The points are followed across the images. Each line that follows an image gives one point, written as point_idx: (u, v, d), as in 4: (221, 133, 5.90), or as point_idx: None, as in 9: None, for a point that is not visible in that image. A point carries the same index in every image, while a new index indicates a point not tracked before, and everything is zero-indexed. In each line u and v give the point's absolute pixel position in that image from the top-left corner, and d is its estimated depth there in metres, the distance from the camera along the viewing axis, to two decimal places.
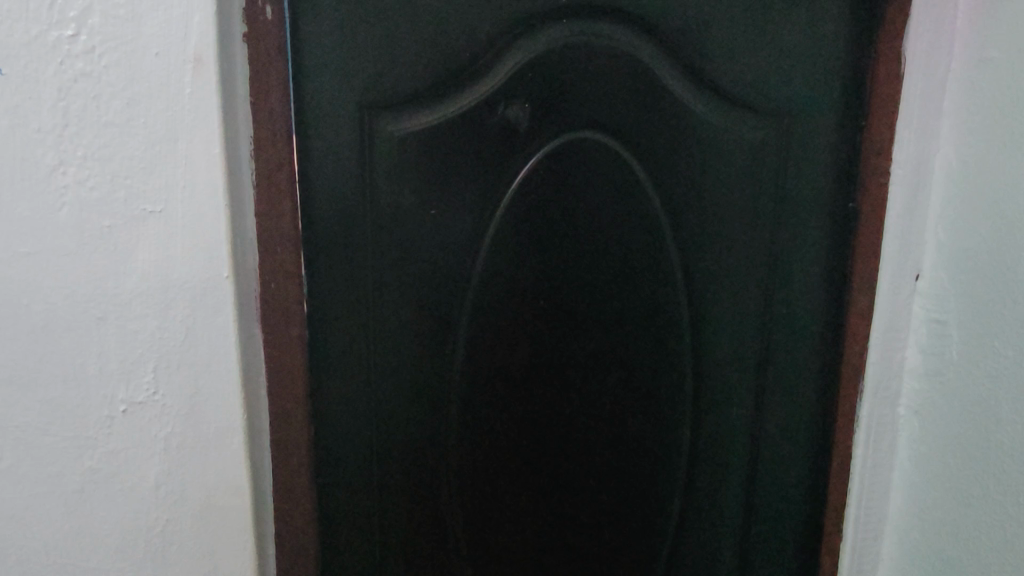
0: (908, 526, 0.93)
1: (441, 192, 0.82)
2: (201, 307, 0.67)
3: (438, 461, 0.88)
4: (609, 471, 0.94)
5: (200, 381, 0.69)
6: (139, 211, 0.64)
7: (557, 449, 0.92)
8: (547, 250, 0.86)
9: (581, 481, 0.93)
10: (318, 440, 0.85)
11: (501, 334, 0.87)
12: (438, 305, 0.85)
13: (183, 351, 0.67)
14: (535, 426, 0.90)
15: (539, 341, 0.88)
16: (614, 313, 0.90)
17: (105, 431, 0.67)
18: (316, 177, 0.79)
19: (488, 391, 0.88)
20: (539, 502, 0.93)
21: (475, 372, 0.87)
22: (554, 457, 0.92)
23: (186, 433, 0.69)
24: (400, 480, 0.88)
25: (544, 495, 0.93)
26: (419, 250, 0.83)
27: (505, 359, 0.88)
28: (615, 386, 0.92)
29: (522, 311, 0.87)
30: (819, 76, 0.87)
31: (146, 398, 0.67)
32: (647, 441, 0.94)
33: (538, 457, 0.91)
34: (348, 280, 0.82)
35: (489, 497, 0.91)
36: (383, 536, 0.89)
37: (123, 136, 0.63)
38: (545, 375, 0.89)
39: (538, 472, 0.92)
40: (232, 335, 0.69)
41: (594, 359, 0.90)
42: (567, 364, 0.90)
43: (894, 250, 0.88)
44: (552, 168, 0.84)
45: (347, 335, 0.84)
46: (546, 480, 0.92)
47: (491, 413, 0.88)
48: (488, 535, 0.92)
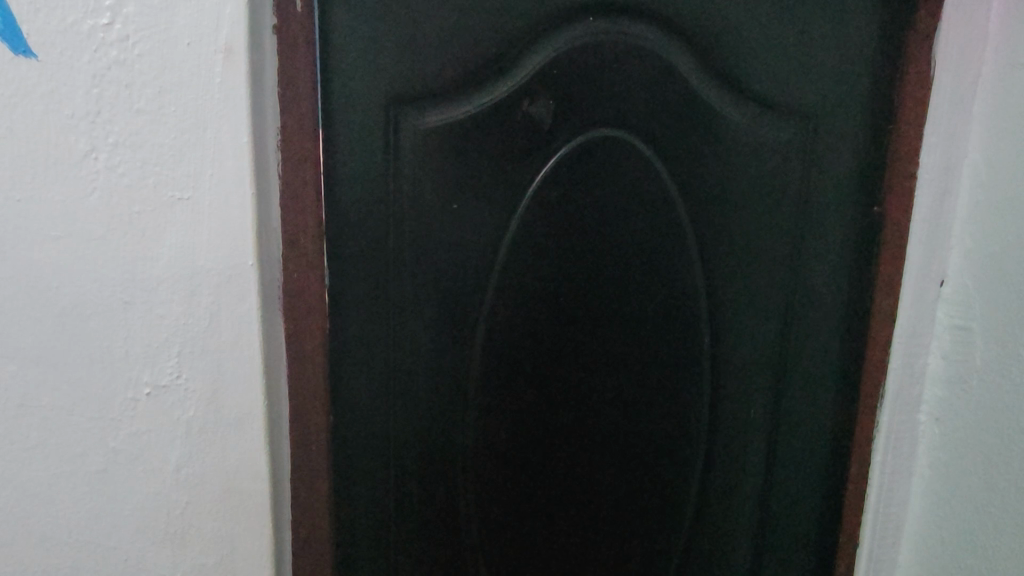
0: (926, 533, 0.92)
1: (465, 187, 0.82)
2: (227, 294, 0.68)
3: (454, 452, 0.89)
4: (624, 472, 0.94)
5: (223, 367, 0.70)
6: (167, 197, 0.65)
7: (573, 447, 0.92)
8: (567, 247, 0.86)
9: (596, 477, 0.94)
10: (337, 429, 0.86)
11: (519, 329, 0.87)
12: (457, 298, 0.85)
13: (207, 337, 0.69)
14: (551, 423, 0.91)
15: (556, 338, 0.88)
16: (630, 313, 0.90)
17: (130, 413, 0.68)
18: (341, 168, 0.80)
19: (505, 385, 0.88)
20: (555, 499, 0.93)
21: (493, 365, 0.87)
22: (569, 455, 0.92)
23: (207, 417, 0.70)
24: (416, 469, 0.89)
25: (559, 492, 0.93)
26: (440, 242, 0.83)
27: (523, 353, 0.88)
28: (631, 387, 0.92)
29: (542, 305, 0.87)
30: (847, 78, 0.86)
31: (170, 382, 0.69)
32: (663, 441, 0.94)
33: (553, 454, 0.92)
34: (370, 271, 0.83)
35: (504, 493, 0.91)
36: (398, 524, 0.90)
37: (154, 124, 0.64)
38: (562, 371, 0.89)
39: (554, 469, 0.92)
40: (257, 322, 0.70)
41: (610, 358, 0.90)
42: (583, 363, 0.90)
43: (919, 255, 0.87)
44: (574, 166, 0.85)
45: (367, 325, 0.84)
46: (560, 478, 0.93)
47: (508, 406, 0.89)
48: (503, 528, 0.92)
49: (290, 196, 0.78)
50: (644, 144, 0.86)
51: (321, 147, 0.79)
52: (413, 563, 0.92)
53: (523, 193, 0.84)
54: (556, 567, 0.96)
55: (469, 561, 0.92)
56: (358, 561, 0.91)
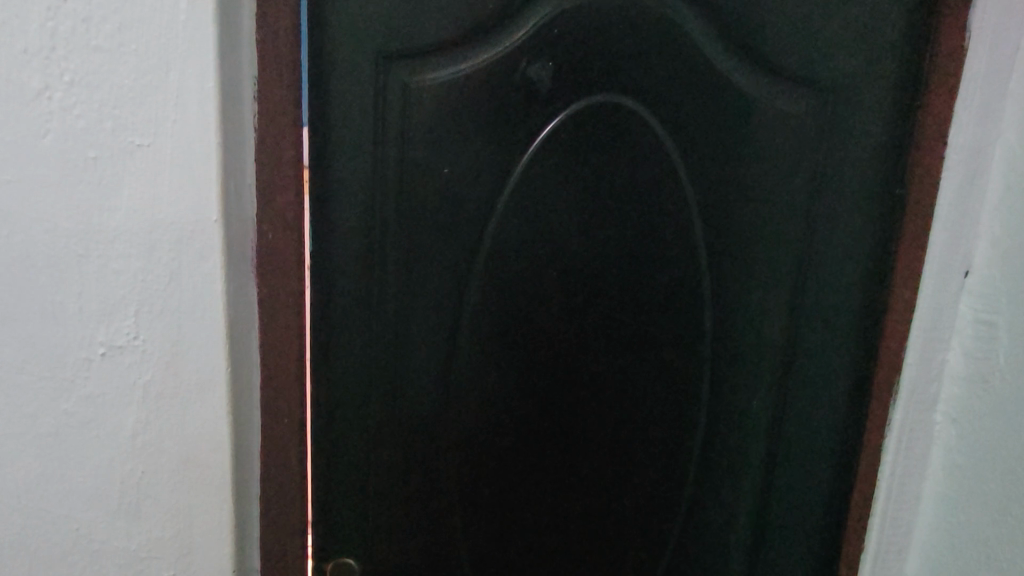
0: (937, 542, 0.86)
1: (456, 150, 0.77)
2: (188, 251, 0.64)
3: (437, 431, 0.84)
4: (615, 461, 0.89)
5: (183, 330, 0.65)
6: (126, 143, 0.61)
7: (563, 432, 0.87)
8: (563, 219, 0.81)
9: (587, 463, 0.89)
10: (316, 402, 0.82)
11: (509, 305, 0.82)
12: (443, 270, 0.80)
13: (167, 296, 0.64)
14: (540, 407, 0.86)
15: (547, 316, 0.83)
16: (627, 294, 0.84)
17: (83, 374, 0.64)
18: (326, 125, 0.75)
19: (492, 363, 0.83)
20: (541, 486, 0.88)
21: (480, 342, 0.83)
22: (558, 440, 0.87)
23: (165, 382, 0.66)
24: (396, 447, 0.84)
25: (546, 479, 0.88)
26: (428, 208, 0.78)
27: (512, 330, 0.83)
28: (625, 372, 0.87)
29: (535, 281, 0.82)
30: (873, 48, 0.80)
31: (126, 342, 0.64)
32: (657, 431, 0.89)
33: (540, 439, 0.87)
34: (355, 236, 0.78)
35: (488, 475, 0.86)
36: (376, 502, 0.86)
37: (113, 63, 0.59)
38: (553, 351, 0.84)
39: (541, 454, 0.87)
40: (220, 283, 0.65)
41: (604, 340, 0.85)
42: (576, 344, 0.85)
43: (943, 241, 0.80)
44: (573, 133, 0.79)
45: (349, 295, 0.80)
46: (548, 465, 0.88)
47: (494, 386, 0.84)
48: (485, 511, 0.88)
49: (269, 151, 0.72)
50: (650, 113, 0.80)
51: (307, 105, 0.75)
52: (390, 544, 0.87)
53: (518, 160, 0.79)
54: (542, 555, 0.91)
55: (449, 545, 0.88)
56: (334, 540, 0.87)
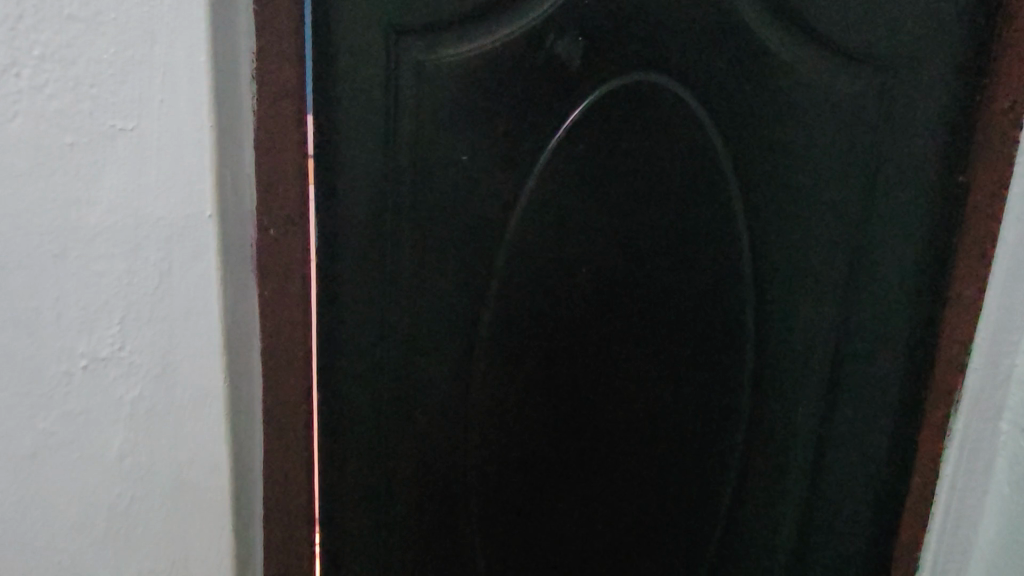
0: (1002, 562, 0.79)
1: (474, 136, 0.70)
2: (179, 249, 0.57)
3: (455, 443, 0.77)
4: (644, 469, 0.82)
5: (174, 338, 0.58)
6: (107, 127, 0.53)
7: (590, 440, 0.80)
8: (592, 212, 0.74)
9: (615, 471, 0.82)
10: (321, 412, 0.75)
11: (533, 303, 0.75)
12: (461, 268, 0.73)
13: (155, 301, 0.57)
14: (566, 413, 0.79)
15: (573, 315, 0.76)
16: (661, 291, 0.77)
17: (62, 391, 0.56)
18: (330, 108, 0.68)
19: (513, 367, 0.76)
20: (566, 497, 0.81)
21: (501, 344, 0.75)
22: (584, 447, 0.80)
23: (156, 397, 0.59)
24: (410, 462, 0.77)
25: (572, 490, 0.81)
26: (443, 200, 0.71)
27: (536, 331, 0.76)
28: (657, 374, 0.80)
29: (562, 278, 0.75)
30: (939, 20, 0.72)
31: (111, 354, 0.57)
32: (689, 437, 0.82)
33: (566, 447, 0.80)
34: (362, 231, 0.71)
35: (509, 487, 0.79)
36: (388, 521, 0.79)
37: (90, 34, 0.51)
38: (580, 352, 0.77)
39: (567, 463, 0.80)
40: (215, 284, 0.59)
41: (636, 340, 0.78)
42: (604, 344, 0.77)
43: (1015, 234, 0.73)
44: (603, 117, 0.72)
45: (359, 295, 0.72)
46: (573, 474, 0.81)
47: (516, 390, 0.77)
48: (507, 526, 0.80)
49: (269, 137, 0.64)
50: (688, 94, 0.72)
51: (310, 86, 0.67)
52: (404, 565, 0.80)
53: (543, 147, 0.71)
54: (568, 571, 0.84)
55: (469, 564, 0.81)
56: (343, 557, 0.80)
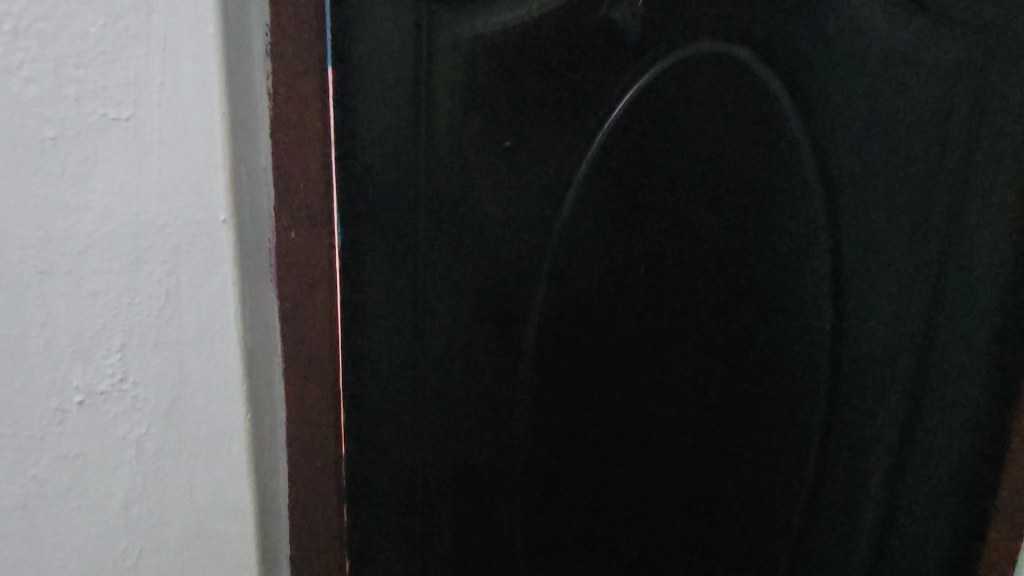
0: None
1: (517, 126, 0.61)
2: (188, 263, 0.47)
3: (496, 462, 0.69)
4: (714, 486, 0.73)
5: (185, 369, 0.49)
6: (97, 117, 0.43)
7: (642, 457, 0.72)
8: (646, 210, 0.65)
9: (673, 494, 0.73)
10: (351, 433, 0.67)
11: (581, 308, 0.67)
12: (501, 277, 0.64)
13: (162, 325, 0.48)
14: (616, 424, 0.71)
15: (624, 320, 0.68)
16: (729, 289, 0.67)
17: (55, 431, 0.48)
18: (355, 94, 0.59)
19: (555, 378, 0.68)
20: (615, 521, 0.74)
21: (544, 354, 0.67)
22: (635, 466, 0.72)
23: (165, 438, 0.50)
24: (448, 482, 0.69)
25: (622, 512, 0.73)
26: (482, 201, 0.62)
27: (581, 339, 0.68)
28: (727, 385, 0.70)
29: (612, 280, 0.66)
30: None
31: (110, 388, 0.48)
32: (769, 458, 0.71)
33: (617, 460, 0.72)
34: (390, 237, 0.62)
35: (552, 511, 0.72)
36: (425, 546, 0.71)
37: (72, 4, 0.42)
38: (630, 361, 0.69)
39: (622, 478, 0.72)
40: (233, 303, 0.49)
41: (696, 344, 0.69)
42: (658, 353, 0.69)
43: None
44: (660, 99, 0.62)
45: (389, 301, 0.64)
46: (624, 496, 0.73)
47: (558, 405, 0.69)
48: (549, 552, 0.73)
49: (286, 127, 0.55)
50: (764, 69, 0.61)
51: (329, 66, 0.57)
52: None
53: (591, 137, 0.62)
54: None
55: None
56: None
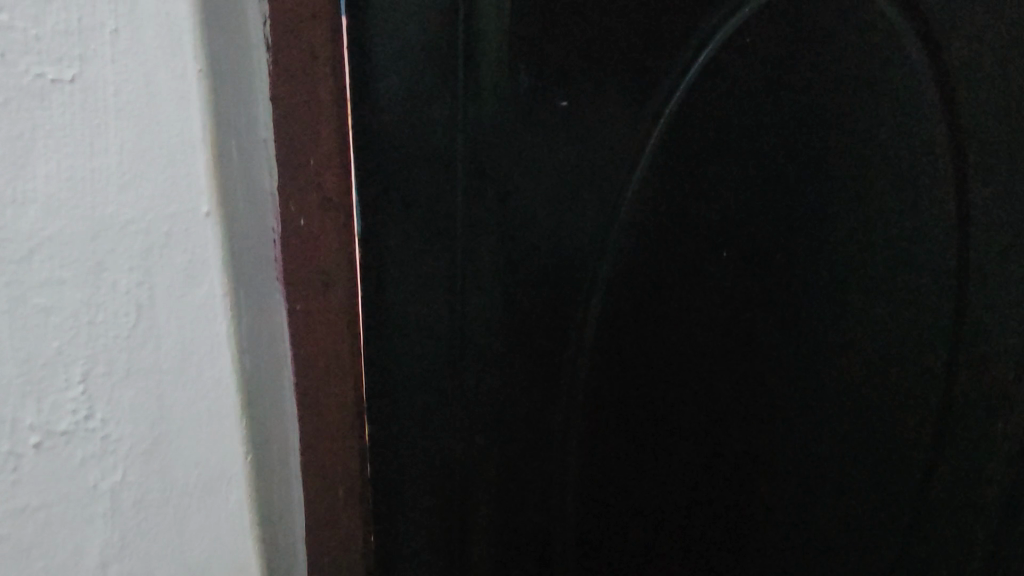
0: None
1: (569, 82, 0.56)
2: (163, 269, 0.37)
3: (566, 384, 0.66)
4: (767, 467, 0.75)
5: (167, 402, 0.39)
6: (30, 78, 0.32)
7: (696, 390, 0.70)
8: (708, 211, 0.63)
9: (734, 429, 0.73)
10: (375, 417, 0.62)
11: (659, 230, 0.63)
12: (551, 252, 0.61)
13: (134, 348, 0.37)
14: (687, 355, 0.68)
15: (690, 243, 0.64)
16: (798, 295, 0.69)
17: (7, 481, 0.36)
18: (376, 51, 0.51)
19: (619, 306, 0.65)
20: (657, 452, 0.71)
21: (620, 285, 0.64)
22: (686, 399, 0.70)
23: (147, 484, 0.40)
24: (506, 429, 0.66)
25: (669, 443, 0.71)
26: (528, 171, 0.58)
27: (650, 263, 0.64)
28: (787, 332, 0.70)
29: (687, 206, 0.63)
30: None
31: (74, 428, 0.37)
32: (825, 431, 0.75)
33: (684, 424, 0.71)
34: (421, 218, 0.57)
35: (598, 439, 0.69)
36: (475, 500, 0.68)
37: None
38: (692, 287, 0.66)
39: (664, 411, 0.70)
40: (224, 320, 0.39)
41: (776, 279, 0.68)
42: (732, 286, 0.67)
43: None
44: (715, 89, 0.59)
45: (417, 279, 0.59)
46: (669, 426, 0.71)
47: (616, 331, 0.65)
48: (592, 482, 0.71)
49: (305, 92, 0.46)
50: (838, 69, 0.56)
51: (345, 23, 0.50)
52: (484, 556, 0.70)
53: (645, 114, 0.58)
54: (659, 529, 0.74)
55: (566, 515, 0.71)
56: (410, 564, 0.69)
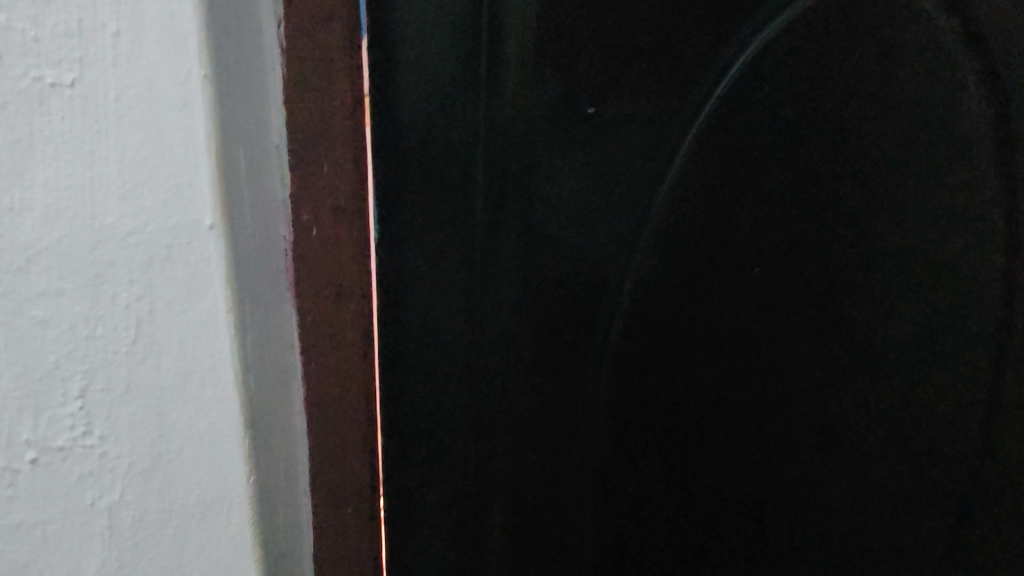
0: None
1: (598, 91, 0.53)
2: (164, 283, 0.35)
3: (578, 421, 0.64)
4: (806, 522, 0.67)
5: (166, 420, 0.37)
6: (29, 84, 0.30)
7: (725, 427, 0.65)
8: (749, 254, 0.60)
9: (767, 475, 0.66)
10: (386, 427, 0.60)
11: (679, 262, 0.60)
12: (570, 264, 0.59)
13: (133, 363, 0.36)
14: (713, 389, 0.64)
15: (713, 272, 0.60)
16: (843, 332, 0.60)
17: (4, 496, 0.36)
18: (400, 63, 0.51)
19: (636, 345, 0.62)
20: (683, 492, 0.67)
21: (638, 324, 0.61)
22: (713, 436, 0.65)
23: (146, 502, 0.38)
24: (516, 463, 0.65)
25: (694, 482, 0.67)
26: (550, 182, 0.56)
27: (670, 298, 0.61)
28: (832, 368, 0.62)
29: (711, 232, 0.59)
30: None
31: (71, 444, 0.36)
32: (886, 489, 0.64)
33: (714, 462, 0.66)
34: (440, 221, 0.56)
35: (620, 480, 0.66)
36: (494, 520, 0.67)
37: None
38: (718, 319, 0.62)
39: (691, 448, 0.66)
40: (228, 336, 0.37)
41: (809, 314, 0.61)
42: (763, 316, 0.61)
43: None
44: (750, 109, 0.56)
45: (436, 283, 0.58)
46: (695, 464, 0.66)
47: (634, 369, 0.63)
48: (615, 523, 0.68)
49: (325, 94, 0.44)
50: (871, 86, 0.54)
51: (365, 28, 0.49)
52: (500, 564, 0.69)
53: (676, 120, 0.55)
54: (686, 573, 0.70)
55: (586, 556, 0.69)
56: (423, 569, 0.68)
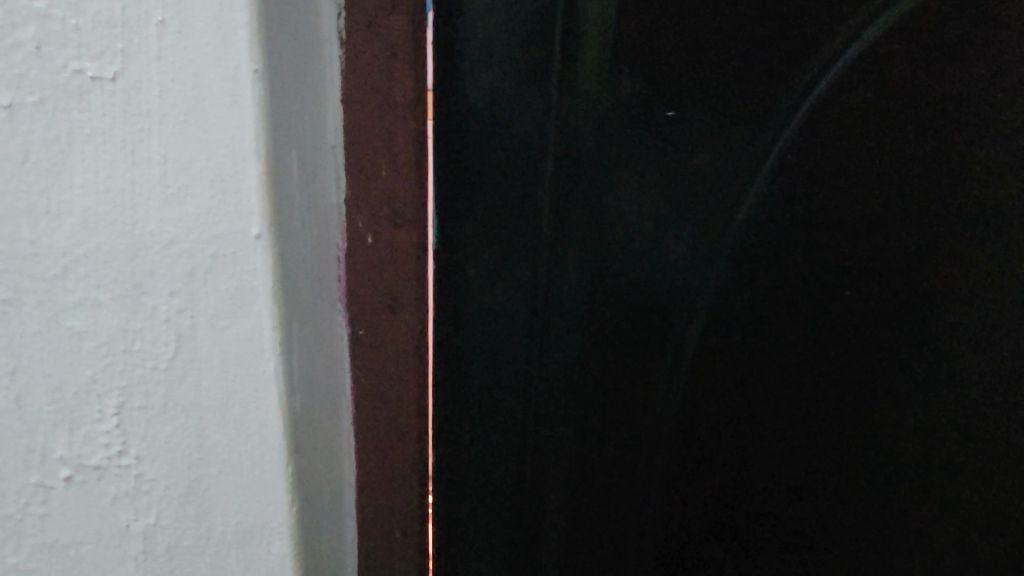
0: None
1: (678, 94, 0.49)
2: (207, 295, 0.32)
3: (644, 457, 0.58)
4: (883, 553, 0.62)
5: (205, 442, 0.34)
6: (70, 78, 0.28)
7: (808, 463, 0.59)
8: (836, 276, 0.54)
9: (848, 509, 0.61)
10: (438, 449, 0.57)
11: (761, 287, 0.55)
12: (639, 284, 0.54)
13: (172, 380, 0.33)
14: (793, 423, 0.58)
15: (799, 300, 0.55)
16: (925, 352, 0.57)
17: (37, 512, 0.34)
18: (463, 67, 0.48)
19: (712, 375, 0.57)
20: (761, 533, 0.61)
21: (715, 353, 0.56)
22: (796, 474, 0.59)
23: (184, 526, 0.35)
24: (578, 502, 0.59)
25: (774, 521, 0.61)
26: (622, 197, 0.52)
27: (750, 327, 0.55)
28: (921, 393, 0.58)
29: (796, 254, 0.54)
30: None
31: (106, 463, 0.33)
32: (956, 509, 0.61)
33: (794, 501, 0.60)
34: (501, 234, 0.52)
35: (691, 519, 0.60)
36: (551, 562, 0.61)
37: None
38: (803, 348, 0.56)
39: (771, 486, 0.59)
40: (273, 356, 0.34)
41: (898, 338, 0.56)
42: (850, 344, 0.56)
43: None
44: (843, 119, 0.51)
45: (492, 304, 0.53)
46: (774, 504, 0.60)
47: (708, 400, 0.57)
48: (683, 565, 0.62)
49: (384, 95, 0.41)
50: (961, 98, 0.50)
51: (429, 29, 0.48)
52: None
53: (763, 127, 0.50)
54: None
55: None
56: None
